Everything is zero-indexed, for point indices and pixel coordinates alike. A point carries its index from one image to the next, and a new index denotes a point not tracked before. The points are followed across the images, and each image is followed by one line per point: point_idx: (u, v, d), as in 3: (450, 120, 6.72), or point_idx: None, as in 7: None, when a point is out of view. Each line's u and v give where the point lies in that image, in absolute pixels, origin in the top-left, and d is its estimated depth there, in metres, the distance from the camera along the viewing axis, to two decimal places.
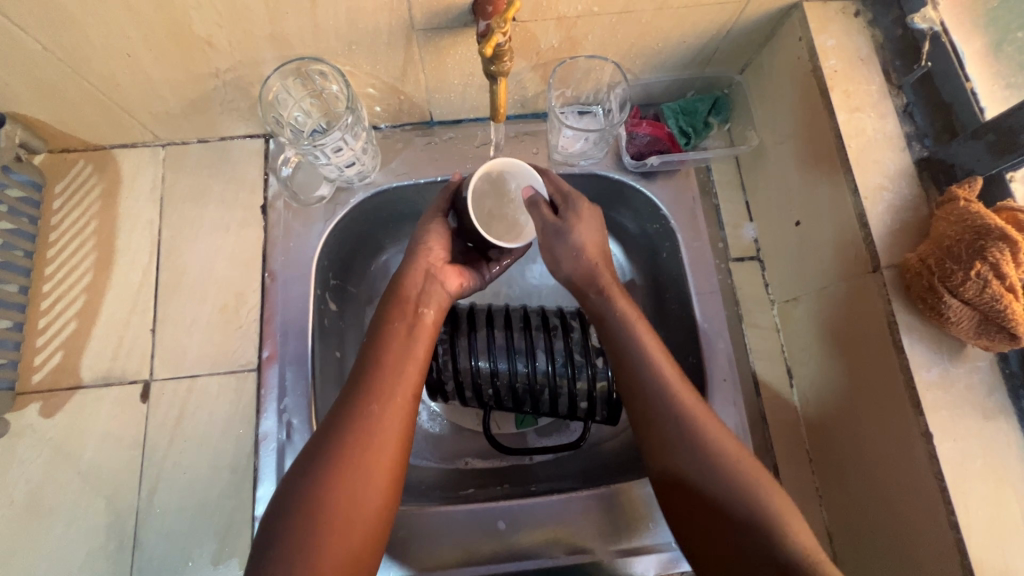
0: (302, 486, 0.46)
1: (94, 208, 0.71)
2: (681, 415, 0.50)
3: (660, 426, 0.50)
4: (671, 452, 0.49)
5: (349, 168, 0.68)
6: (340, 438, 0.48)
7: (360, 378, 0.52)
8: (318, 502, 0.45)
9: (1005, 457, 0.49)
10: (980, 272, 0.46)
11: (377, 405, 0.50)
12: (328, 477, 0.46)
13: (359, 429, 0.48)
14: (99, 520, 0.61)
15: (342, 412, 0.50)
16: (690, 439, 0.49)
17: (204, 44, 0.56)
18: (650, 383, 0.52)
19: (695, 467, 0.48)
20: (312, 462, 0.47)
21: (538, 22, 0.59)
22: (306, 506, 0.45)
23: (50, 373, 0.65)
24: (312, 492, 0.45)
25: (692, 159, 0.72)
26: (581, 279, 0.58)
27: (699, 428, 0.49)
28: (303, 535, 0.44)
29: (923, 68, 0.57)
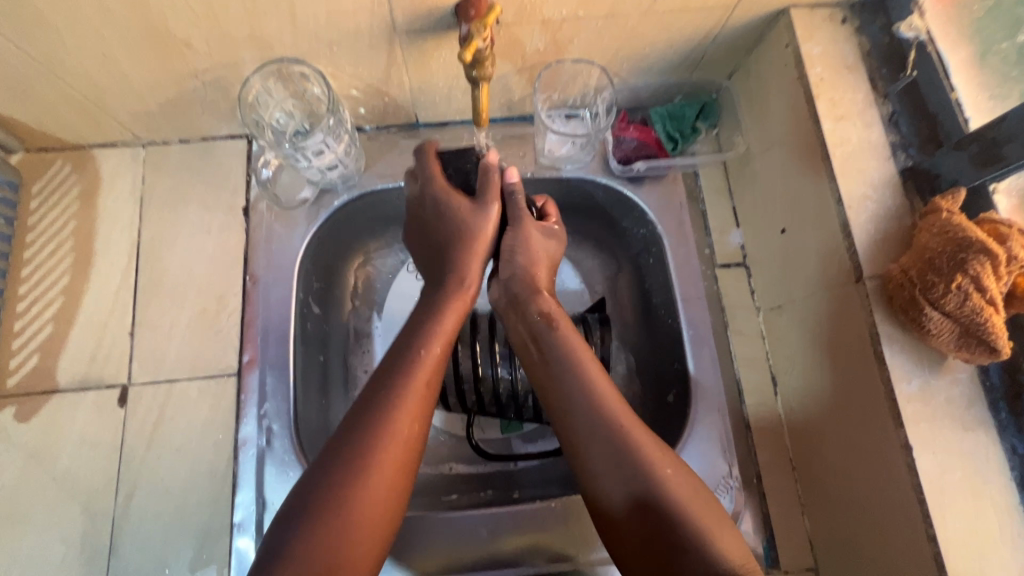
0: (341, 467, 0.45)
1: (72, 209, 0.70)
2: (600, 410, 0.50)
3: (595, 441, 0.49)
4: (584, 442, 0.49)
5: (332, 171, 0.67)
6: (375, 426, 0.47)
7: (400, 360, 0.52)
8: (350, 496, 0.44)
9: (984, 469, 0.49)
10: (961, 285, 0.46)
11: (404, 401, 0.49)
12: (360, 468, 0.45)
13: (383, 419, 0.48)
14: (74, 526, 0.60)
15: (372, 404, 0.49)
16: (613, 437, 0.48)
17: (182, 45, 0.55)
18: (570, 375, 0.52)
19: (613, 458, 0.48)
20: (339, 453, 0.46)
21: (522, 25, 0.58)
22: (338, 494, 0.44)
23: (26, 377, 0.64)
24: (339, 485, 0.44)
25: (679, 164, 0.71)
26: (519, 285, 0.58)
27: (617, 422, 0.49)
28: (339, 521, 0.43)
29: (909, 77, 0.56)
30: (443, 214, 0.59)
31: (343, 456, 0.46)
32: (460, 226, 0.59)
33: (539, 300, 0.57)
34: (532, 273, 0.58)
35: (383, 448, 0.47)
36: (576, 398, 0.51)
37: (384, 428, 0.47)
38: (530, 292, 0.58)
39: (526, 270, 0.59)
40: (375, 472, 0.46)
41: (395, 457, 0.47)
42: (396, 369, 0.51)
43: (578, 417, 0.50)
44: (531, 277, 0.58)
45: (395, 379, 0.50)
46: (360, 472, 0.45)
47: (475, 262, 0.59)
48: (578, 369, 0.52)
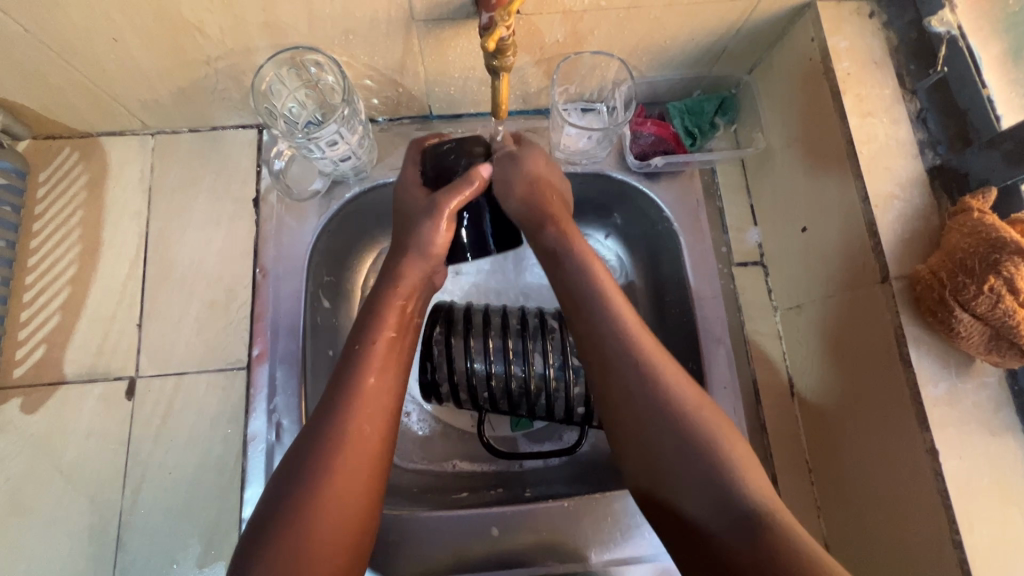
0: (287, 506, 0.43)
1: (80, 197, 0.69)
2: (673, 414, 0.45)
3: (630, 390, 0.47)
4: (649, 442, 0.45)
5: (344, 162, 0.66)
6: (320, 458, 0.45)
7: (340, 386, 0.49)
8: (298, 522, 0.42)
9: (1011, 475, 0.48)
10: (994, 287, 0.45)
11: (359, 424, 0.47)
12: (309, 495, 0.43)
13: (334, 440, 0.46)
14: (81, 519, 0.60)
15: (320, 426, 0.47)
16: (684, 440, 0.44)
17: (195, 31, 0.54)
18: (637, 373, 0.47)
19: (692, 470, 0.43)
20: (290, 481, 0.44)
21: (542, 15, 0.57)
22: (289, 521, 0.42)
23: (32, 367, 0.63)
24: (290, 513, 0.42)
25: (697, 160, 0.70)
26: (525, 220, 0.58)
27: (690, 421, 0.45)
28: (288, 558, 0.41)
29: (938, 73, 0.55)
30: (408, 219, 0.58)
31: (287, 496, 0.43)
32: (409, 235, 0.57)
33: (547, 233, 0.56)
34: (536, 199, 0.57)
35: (333, 479, 0.44)
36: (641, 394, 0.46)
37: (327, 452, 0.45)
38: (536, 227, 0.57)
39: (528, 196, 0.57)
40: (325, 497, 0.44)
41: (352, 492, 0.45)
42: (338, 390, 0.48)
43: (641, 410, 0.46)
44: (535, 204, 0.57)
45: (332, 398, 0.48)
46: (305, 501, 0.43)
47: (419, 270, 0.57)
48: (605, 299, 0.51)
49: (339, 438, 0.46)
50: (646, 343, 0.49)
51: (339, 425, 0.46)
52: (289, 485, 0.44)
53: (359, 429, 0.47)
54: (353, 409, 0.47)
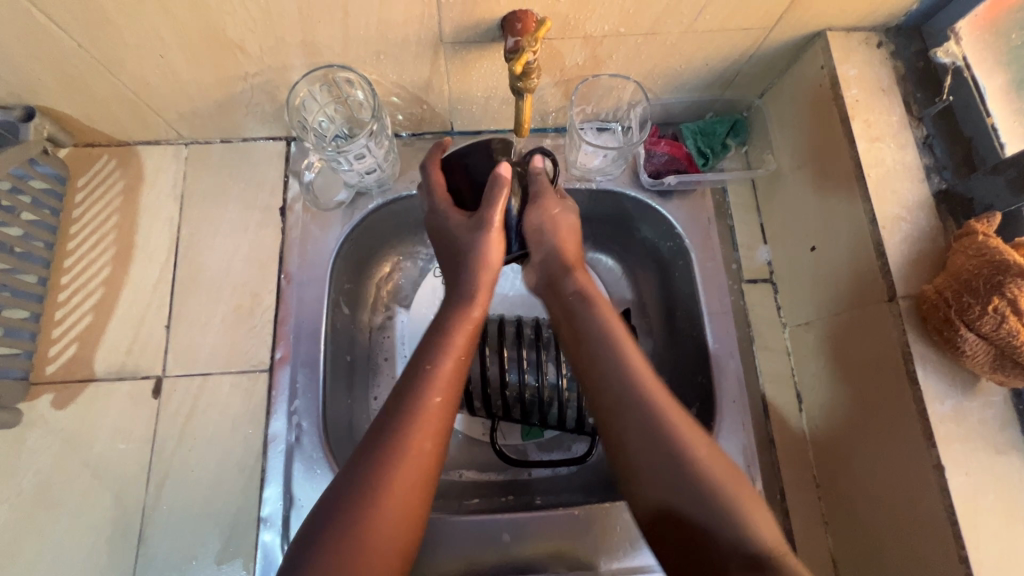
0: (347, 525, 0.43)
1: (115, 202, 0.72)
2: (664, 441, 0.47)
3: (649, 459, 0.47)
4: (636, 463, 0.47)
5: (370, 175, 0.69)
6: (386, 474, 0.45)
7: (409, 406, 0.48)
8: (357, 547, 0.43)
9: (1016, 493, 0.49)
10: (997, 307, 0.47)
11: (423, 440, 0.47)
12: (368, 518, 0.44)
13: (393, 469, 0.46)
14: (104, 514, 0.61)
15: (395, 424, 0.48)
16: (678, 467, 0.46)
17: (237, 49, 0.57)
18: (633, 398, 0.49)
19: (683, 503, 0.45)
20: (351, 478, 0.45)
21: (564, 40, 0.59)
22: (346, 550, 0.42)
23: (64, 365, 0.65)
24: (352, 531, 0.43)
25: (708, 179, 0.73)
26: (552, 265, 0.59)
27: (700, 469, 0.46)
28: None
29: (945, 102, 0.58)
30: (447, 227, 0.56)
31: (349, 509, 0.44)
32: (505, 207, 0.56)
33: (571, 278, 0.58)
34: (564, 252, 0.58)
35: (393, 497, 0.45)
36: (635, 419, 0.48)
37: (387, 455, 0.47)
38: (561, 271, 0.58)
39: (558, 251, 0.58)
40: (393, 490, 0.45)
41: (409, 505, 0.46)
42: (407, 407, 0.48)
43: (632, 433, 0.48)
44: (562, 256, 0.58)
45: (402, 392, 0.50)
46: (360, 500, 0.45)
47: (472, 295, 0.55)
48: (621, 356, 0.51)
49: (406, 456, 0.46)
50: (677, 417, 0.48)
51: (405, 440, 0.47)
52: (351, 496, 0.44)
53: (424, 435, 0.48)
54: (421, 427, 0.48)
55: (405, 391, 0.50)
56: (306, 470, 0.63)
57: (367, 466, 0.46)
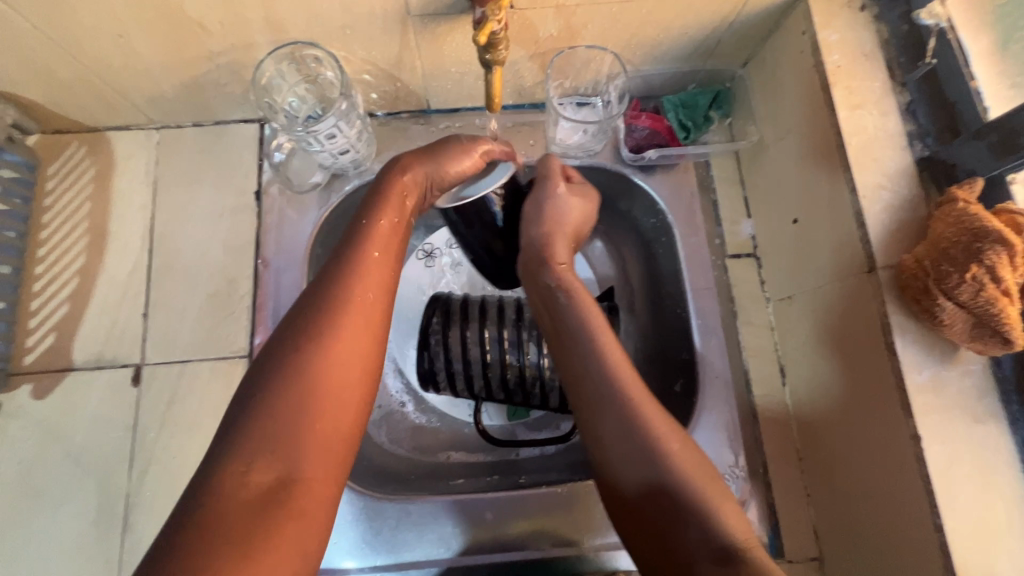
0: (255, 436, 0.37)
1: (87, 190, 0.70)
2: (631, 415, 0.46)
3: (616, 440, 0.46)
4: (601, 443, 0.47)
5: (344, 156, 0.67)
6: (303, 378, 0.39)
7: (322, 311, 0.42)
8: (260, 467, 0.36)
9: (993, 461, 0.48)
10: (976, 275, 0.46)
11: (340, 345, 0.41)
12: (280, 431, 0.37)
13: (315, 371, 0.40)
14: (88, 501, 0.62)
15: (300, 348, 0.40)
16: (641, 445, 0.45)
17: (197, 27, 0.56)
18: (604, 378, 0.49)
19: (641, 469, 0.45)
20: (265, 390, 0.39)
21: (536, 10, 0.58)
22: (255, 462, 0.36)
23: (42, 355, 0.65)
24: (265, 440, 0.37)
25: (691, 153, 0.71)
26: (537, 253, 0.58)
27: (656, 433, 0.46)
28: (248, 495, 0.35)
29: (927, 65, 0.56)
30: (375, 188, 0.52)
31: (261, 418, 0.37)
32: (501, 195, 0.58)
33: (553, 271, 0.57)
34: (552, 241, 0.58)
35: (316, 408, 0.39)
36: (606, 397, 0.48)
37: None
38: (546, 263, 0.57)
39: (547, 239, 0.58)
40: (303, 429, 0.38)
41: (338, 413, 0.40)
42: (323, 315, 0.42)
43: (604, 416, 0.47)
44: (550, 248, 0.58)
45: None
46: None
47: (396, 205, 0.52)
48: (591, 337, 0.52)
49: (324, 362, 0.40)
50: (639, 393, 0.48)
51: (324, 347, 0.41)
52: (260, 404, 0.38)
53: (347, 343, 0.42)
54: (338, 334, 0.42)
55: (311, 316, 0.42)
56: None
57: (280, 372, 0.39)
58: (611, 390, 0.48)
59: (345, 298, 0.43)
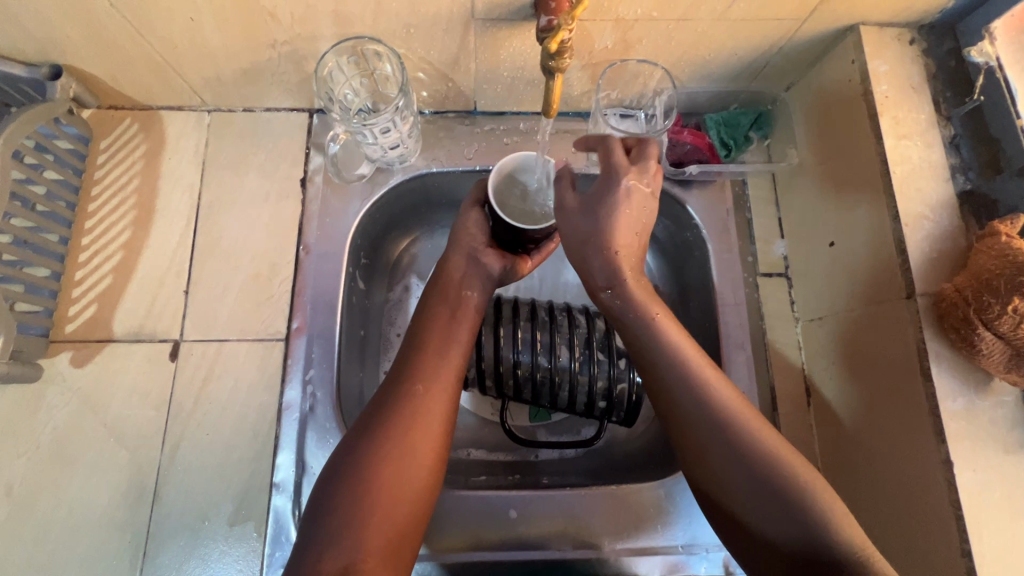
0: (359, 454, 0.49)
1: (137, 166, 0.72)
2: (700, 393, 0.50)
3: (699, 432, 0.49)
4: (691, 434, 0.50)
5: (394, 150, 0.69)
6: (390, 408, 0.51)
7: (411, 356, 0.56)
8: (367, 475, 0.47)
9: (1022, 491, 0.50)
10: (1018, 308, 0.47)
11: (420, 385, 0.53)
12: (370, 461, 0.48)
13: (401, 405, 0.52)
14: (120, 471, 0.62)
15: (393, 385, 0.54)
16: (725, 436, 0.48)
17: (267, 16, 0.57)
18: (671, 365, 0.52)
19: (734, 458, 0.47)
20: (368, 418, 0.52)
21: (595, 22, 0.59)
22: (357, 475, 0.47)
23: (83, 325, 0.66)
24: (359, 467, 0.48)
25: (730, 171, 0.73)
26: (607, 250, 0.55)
27: (739, 425, 0.48)
28: (353, 499, 0.46)
29: (974, 101, 0.58)
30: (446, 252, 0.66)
31: (364, 439, 0.50)
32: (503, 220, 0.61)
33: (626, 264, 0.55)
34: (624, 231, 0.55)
35: (396, 445, 0.49)
36: (677, 386, 0.51)
37: (393, 428, 0.50)
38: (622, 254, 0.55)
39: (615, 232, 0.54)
40: (385, 471, 0.48)
41: (415, 444, 0.50)
42: (410, 358, 0.56)
43: (684, 405, 0.50)
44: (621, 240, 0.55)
45: (401, 378, 0.54)
46: (370, 472, 0.47)
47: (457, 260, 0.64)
48: (655, 328, 0.53)
49: (408, 402, 0.52)
50: (724, 388, 0.50)
51: (410, 384, 0.53)
52: (368, 426, 0.51)
53: (424, 384, 0.53)
54: (420, 376, 0.54)
55: (410, 355, 0.56)
56: (319, 439, 0.63)
57: (379, 402, 0.53)
58: (692, 386, 0.50)
59: (427, 336, 0.58)
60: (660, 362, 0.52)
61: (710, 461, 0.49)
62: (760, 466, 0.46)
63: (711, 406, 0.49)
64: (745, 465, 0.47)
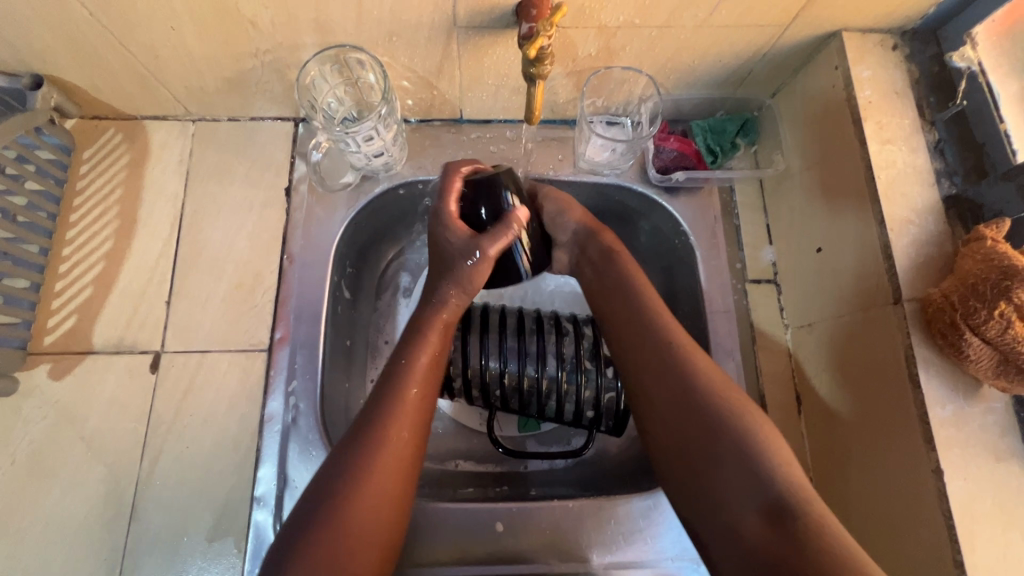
0: (338, 484, 0.46)
1: (120, 176, 0.71)
2: (652, 327, 0.54)
3: (652, 361, 0.52)
4: (637, 350, 0.54)
5: (378, 158, 0.68)
6: (372, 433, 0.49)
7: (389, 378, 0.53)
8: (341, 512, 0.45)
9: (1013, 499, 0.49)
10: (1004, 313, 0.46)
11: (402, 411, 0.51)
12: (346, 496, 0.46)
13: (384, 431, 0.49)
14: (98, 485, 0.61)
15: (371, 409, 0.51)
16: (675, 370, 0.51)
17: (248, 25, 0.57)
18: (633, 309, 0.57)
19: (687, 429, 0.49)
20: (349, 444, 0.49)
21: (578, 29, 0.59)
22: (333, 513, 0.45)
23: (62, 336, 0.65)
24: (334, 503, 0.45)
25: (717, 177, 0.72)
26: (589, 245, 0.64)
27: (687, 369, 0.51)
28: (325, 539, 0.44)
29: (957, 106, 0.58)
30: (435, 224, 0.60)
31: (345, 467, 0.47)
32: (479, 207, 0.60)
33: (599, 241, 0.63)
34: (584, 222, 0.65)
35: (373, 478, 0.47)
36: (632, 310, 0.56)
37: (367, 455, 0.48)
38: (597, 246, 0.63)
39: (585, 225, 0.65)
40: (360, 508, 0.46)
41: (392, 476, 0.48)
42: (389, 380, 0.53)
43: (634, 335, 0.55)
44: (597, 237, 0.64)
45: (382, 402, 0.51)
46: (344, 509, 0.45)
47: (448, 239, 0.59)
48: (629, 285, 0.59)
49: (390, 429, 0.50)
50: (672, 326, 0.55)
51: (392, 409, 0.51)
52: (347, 452, 0.48)
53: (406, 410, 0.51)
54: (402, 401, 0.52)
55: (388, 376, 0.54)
56: (302, 452, 0.62)
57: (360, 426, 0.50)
58: (645, 320, 0.55)
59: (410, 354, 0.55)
60: (624, 309, 0.57)
61: (650, 378, 0.52)
62: (694, 391, 0.50)
63: (658, 336, 0.53)
64: (672, 366, 0.51)
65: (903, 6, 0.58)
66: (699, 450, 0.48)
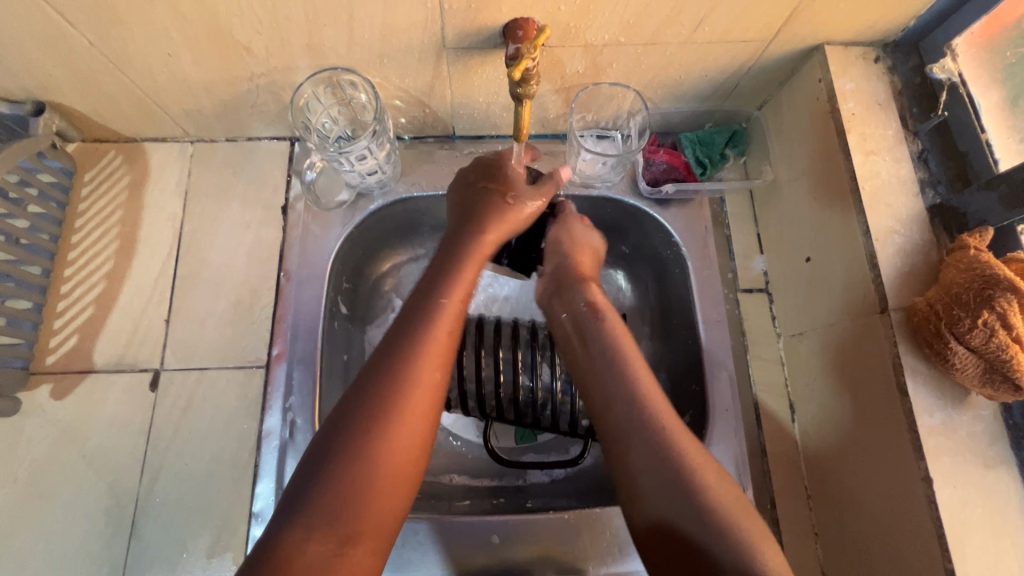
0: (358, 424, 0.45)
1: (121, 197, 0.73)
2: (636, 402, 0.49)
3: (634, 439, 0.47)
4: (622, 434, 0.48)
5: (372, 176, 0.70)
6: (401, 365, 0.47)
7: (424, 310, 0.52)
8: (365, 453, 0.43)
9: (1003, 506, 0.49)
10: (987, 321, 0.47)
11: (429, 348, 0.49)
12: (373, 436, 0.44)
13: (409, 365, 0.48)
14: (98, 503, 0.62)
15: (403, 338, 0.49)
16: (655, 439, 0.47)
17: (243, 50, 0.58)
18: (611, 375, 0.52)
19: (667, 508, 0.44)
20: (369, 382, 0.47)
21: (565, 48, 0.60)
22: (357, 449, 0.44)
23: (64, 356, 0.66)
24: (354, 447, 0.43)
25: (707, 189, 0.73)
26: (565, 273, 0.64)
27: (656, 420, 0.48)
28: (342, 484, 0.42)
29: (939, 117, 0.59)
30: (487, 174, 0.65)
31: (371, 396, 0.46)
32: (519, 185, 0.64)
33: (584, 290, 0.62)
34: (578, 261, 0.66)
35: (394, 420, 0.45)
36: (614, 389, 0.51)
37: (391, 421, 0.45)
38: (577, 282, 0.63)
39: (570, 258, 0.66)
40: (388, 441, 0.44)
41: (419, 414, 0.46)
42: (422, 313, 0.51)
43: (613, 402, 0.50)
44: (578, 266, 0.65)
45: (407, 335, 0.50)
46: (367, 447, 0.44)
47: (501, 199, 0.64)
48: (615, 352, 0.54)
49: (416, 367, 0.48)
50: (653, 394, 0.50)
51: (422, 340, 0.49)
52: (371, 386, 0.46)
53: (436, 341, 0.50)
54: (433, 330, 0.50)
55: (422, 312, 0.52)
56: None
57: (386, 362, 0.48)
58: (633, 400, 0.49)
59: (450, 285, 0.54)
60: (610, 391, 0.51)
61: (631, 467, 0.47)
62: (667, 454, 0.46)
63: (647, 420, 0.48)
64: (653, 443, 0.47)
65: (883, 20, 0.59)
66: (675, 517, 0.44)
